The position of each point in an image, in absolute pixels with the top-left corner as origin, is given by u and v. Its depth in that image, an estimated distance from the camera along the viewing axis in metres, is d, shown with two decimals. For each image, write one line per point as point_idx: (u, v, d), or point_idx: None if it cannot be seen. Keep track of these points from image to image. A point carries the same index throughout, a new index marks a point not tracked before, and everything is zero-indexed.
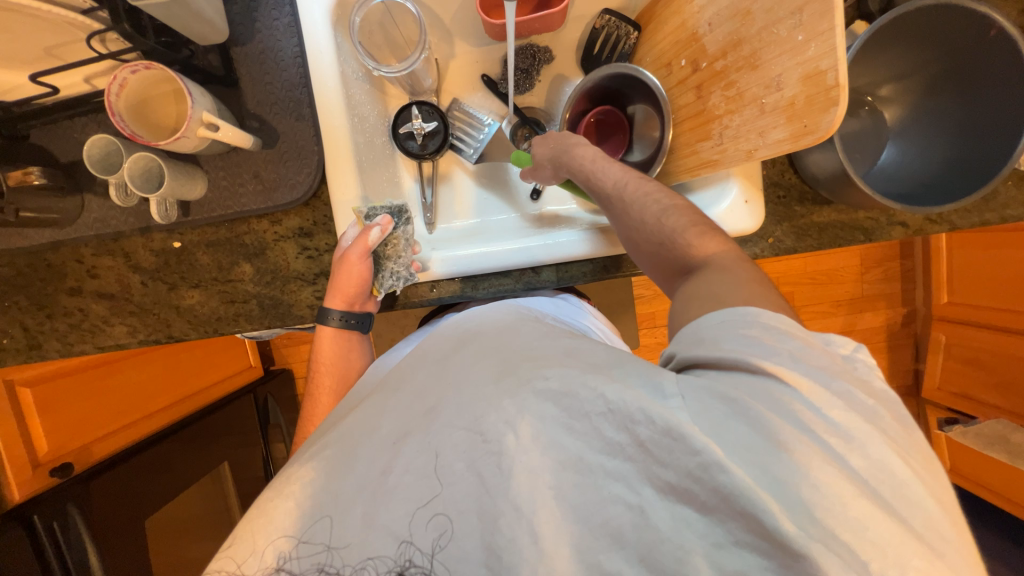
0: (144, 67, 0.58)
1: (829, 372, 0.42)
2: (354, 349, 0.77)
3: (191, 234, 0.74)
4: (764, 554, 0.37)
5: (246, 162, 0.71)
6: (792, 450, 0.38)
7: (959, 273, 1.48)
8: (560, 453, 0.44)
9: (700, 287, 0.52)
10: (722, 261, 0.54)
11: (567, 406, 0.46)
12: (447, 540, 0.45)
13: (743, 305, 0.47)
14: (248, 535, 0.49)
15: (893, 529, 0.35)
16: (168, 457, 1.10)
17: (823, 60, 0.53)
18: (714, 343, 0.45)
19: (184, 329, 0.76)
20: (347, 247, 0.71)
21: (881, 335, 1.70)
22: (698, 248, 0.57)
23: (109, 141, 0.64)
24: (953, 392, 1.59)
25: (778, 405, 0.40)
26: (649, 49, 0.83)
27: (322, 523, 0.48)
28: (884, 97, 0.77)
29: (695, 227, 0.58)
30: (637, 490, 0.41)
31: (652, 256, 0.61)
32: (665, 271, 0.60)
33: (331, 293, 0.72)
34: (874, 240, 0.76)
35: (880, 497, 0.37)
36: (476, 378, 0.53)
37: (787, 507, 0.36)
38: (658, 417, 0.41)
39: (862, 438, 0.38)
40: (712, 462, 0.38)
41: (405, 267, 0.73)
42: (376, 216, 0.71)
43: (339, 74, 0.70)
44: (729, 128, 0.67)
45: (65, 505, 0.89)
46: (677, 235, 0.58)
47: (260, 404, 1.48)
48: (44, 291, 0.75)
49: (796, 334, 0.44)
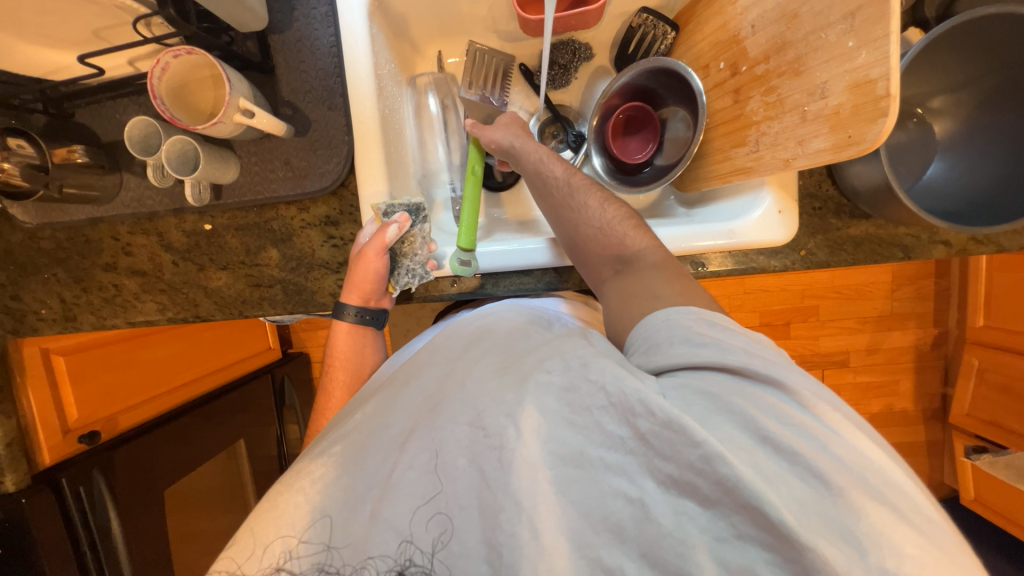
0: (186, 51, 0.59)
1: (780, 364, 0.45)
2: (368, 344, 0.78)
3: (222, 217, 0.75)
4: (767, 547, 0.37)
5: (278, 149, 0.72)
6: (779, 442, 0.39)
7: (999, 297, 1.42)
8: (560, 447, 0.44)
9: (636, 286, 0.57)
10: (648, 255, 0.60)
11: (569, 400, 0.45)
12: (448, 538, 0.45)
13: (682, 302, 0.52)
14: (257, 530, 0.50)
15: (886, 518, 0.36)
16: (186, 429, 1.14)
17: (873, 68, 0.51)
18: (669, 348, 0.47)
19: (211, 310, 0.77)
20: (365, 243, 0.72)
21: (908, 356, 1.64)
22: (631, 240, 0.62)
23: (149, 123, 0.66)
24: (983, 419, 1.52)
25: (753, 398, 0.42)
26: (686, 50, 0.81)
27: (322, 523, 0.49)
28: (934, 109, 0.73)
29: (630, 222, 0.64)
30: (638, 483, 0.41)
31: (588, 242, 0.65)
32: (599, 261, 0.64)
33: (348, 290, 0.73)
34: (914, 258, 0.72)
35: (869, 485, 0.38)
36: (479, 372, 0.53)
37: (784, 498, 0.37)
38: (657, 408, 0.41)
39: (833, 424, 0.41)
40: (713, 454, 0.38)
41: (421, 265, 0.73)
42: (394, 213, 0.71)
43: (372, 63, 0.70)
44: (767, 135, 0.65)
45: (90, 472, 0.93)
46: (615, 225, 0.63)
47: (277, 384, 1.53)
48: (82, 266, 0.78)
49: (736, 328, 0.48)
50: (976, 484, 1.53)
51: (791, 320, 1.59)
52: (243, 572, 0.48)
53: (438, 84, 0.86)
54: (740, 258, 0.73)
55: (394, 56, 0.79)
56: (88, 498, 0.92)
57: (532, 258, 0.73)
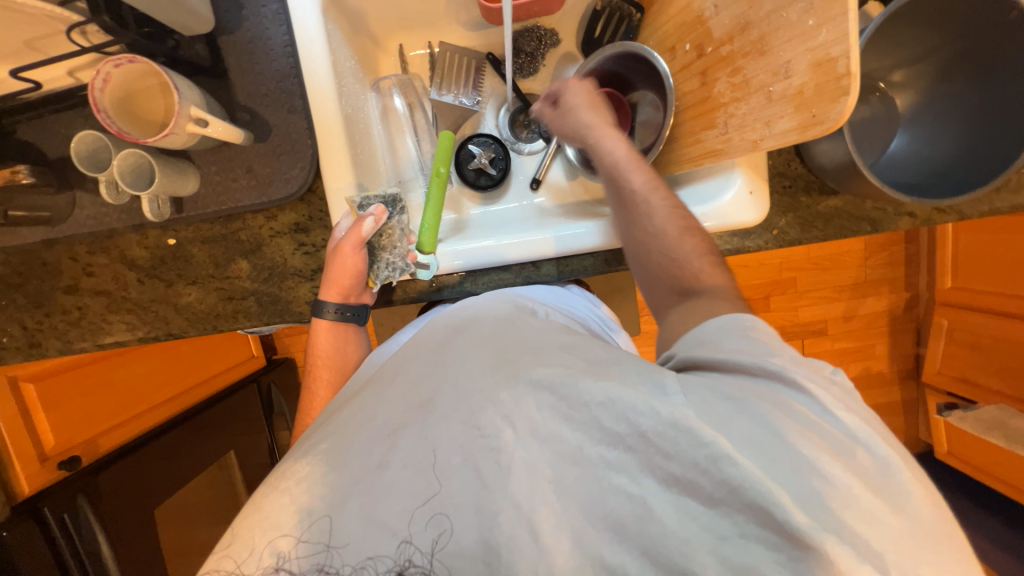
0: (128, 60, 0.56)
1: (824, 375, 0.44)
2: (352, 340, 0.76)
3: (186, 231, 0.73)
4: (772, 545, 0.38)
5: (238, 156, 0.70)
6: (801, 445, 0.39)
7: (964, 258, 1.47)
8: (559, 446, 0.45)
9: (697, 309, 0.55)
10: (719, 288, 0.58)
11: (564, 395, 0.46)
12: (447, 539, 0.45)
13: (743, 316, 0.50)
14: (245, 530, 0.48)
15: (902, 525, 0.37)
16: (176, 444, 1.13)
17: (834, 46, 0.51)
18: (717, 345, 0.48)
19: (183, 326, 0.75)
20: (340, 238, 0.70)
21: (883, 320, 1.69)
22: (705, 277, 0.60)
23: (97, 138, 0.63)
24: (953, 376, 1.59)
25: (783, 405, 0.42)
26: (652, 31, 0.80)
27: (321, 522, 0.47)
28: (896, 82, 0.75)
29: (707, 256, 0.61)
30: (638, 481, 0.43)
31: (643, 251, 0.64)
32: (661, 287, 0.62)
33: (326, 286, 0.71)
34: (881, 231, 0.74)
35: (888, 495, 0.38)
36: (470, 366, 0.53)
37: (796, 497, 0.38)
38: (665, 412, 0.42)
39: (862, 432, 0.41)
40: (720, 454, 0.40)
41: (400, 258, 0.73)
42: (370, 206, 0.69)
43: (331, 61, 0.67)
44: (735, 117, 0.65)
45: (75, 496, 0.91)
46: (691, 258, 0.61)
47: (265, 394, 1.49)
48: (41, 290, 0.74)
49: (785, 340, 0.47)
50: (949, 438, 1.60)
51: (771, 293, 1.63)
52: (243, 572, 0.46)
53: (403, 82, 0.84)
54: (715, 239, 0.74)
55: (354, 52, 0.76)
56: (75, 524, 0.90)
57: (519, 249, 0.72)
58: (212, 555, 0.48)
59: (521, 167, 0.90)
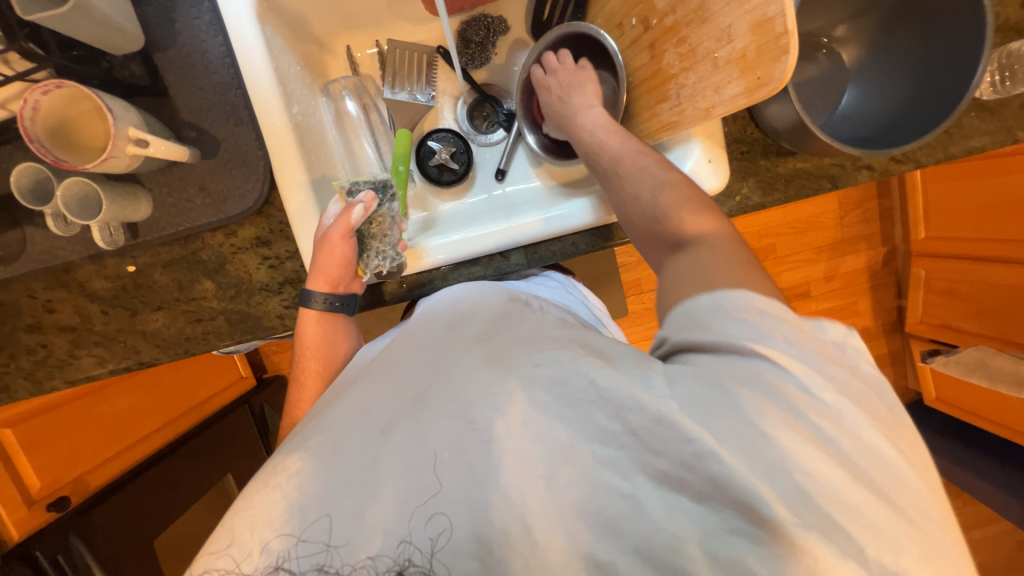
0: (57, 84, 0.55)
1: (822, 356, 0.41)
2: (341, 334, 0.72)
3: (144, 256, 0.71)
4: (757, 539, 0.37)
5: (189, 175, 0.68)
6: (784, 436, 0.38)
7: (935, 207, 1.49)
8: (551, 443, 0.43)
9: (691, 266, 0.50)
10: (714, 238, 0.52)
11: (558, 393, 0.45)
12: (449, 537, 0.43)
13: (735, 289, 0.45)
14: (239, 528, 0.46)
15: (886, 514, 0.36)
16: (169, 474, 1.12)
17: (771, 6, 0.51)
18: (706, 326, 0.44)
19: (154, 354, 0.74)
20: (328, 225, 0.67)
21: (863, 276, 1.72)
22: (690, 225, 0.55)
23: (38, 169, 0.61)
24: (935, 323, 1.62)
25: (772, 393, 0.39)
26: (599, 9, 0.79)
27: (321, 521, 0.45)
28: (839, 38, 0.75)
29: (693, 205, 0.56)
30: (629, 478, 0.41)
31: (642, 228, 0.60)
32: (652, 247, 0.59)
33: (314, 274, 0.68)
34: (841, 186, 0.74)
35: (874, 484, 0.37)
36: (464, 362, 0.52)
37: (778, 491, 0.37)
38: (650, 407, 0.41)
39: (851, 419, 0.39)
40: (705, 451, 0.38)
41: (392, 246, 0.71)
42: (359, 192, 0.68)
43: (272, 68, 0.66)
44: (685, 87, 0.65)
45: (67, 537, 0.89)
46: (671, 211, 0.57)
47: (257, 414, 1.47)
48: (2, 331, 0.72)
49: (786, 316, 0.43)
50: (935, 384, 1.64)
51: None
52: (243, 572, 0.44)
53: (353, 82, 0.82)
54: None
55: (299, 58, 0.75)
56: (71, 564, 0.89)
57: (507, 237, 0.72)
58: (205, 554, 0.46)
59: (484, 159, 0.89)
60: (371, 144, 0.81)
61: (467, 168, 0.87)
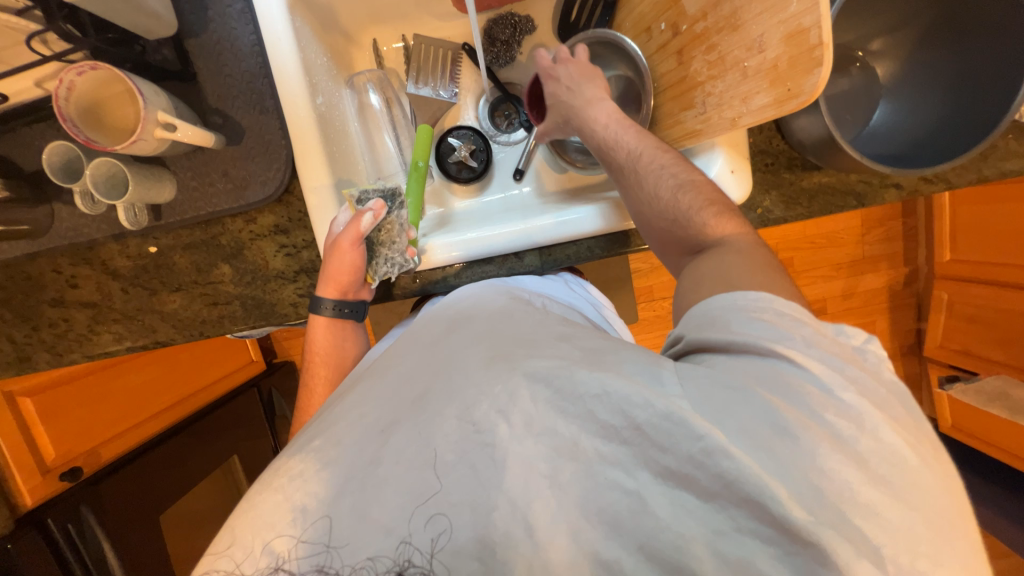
0: (90, 67, 0.56)
1: (841, 358, 0.41)
2: (348, 338, 0.74)
3: (166, 237, 0.72)
4: (769, 540, 0.36)
5: (213, 161, 0.69)
6: (801, 435, 0.37)
7: (962, 229, 1.45)
8: (554, 440, 0.43)
9: (713, 267, 0.52)
10: (737, 243, 0.54)
11: (558, 387, 0.44)
12: (449, 537, 0.43)
13: (755, 290, 0.47)
14: (242, 530, 0.46)
15: (906, 520, 0.35)
16: (180, 452, 1.14)
17: (806, 16, 0.49)
18: (723, 325, 0.45)
19: (171, 334, 0.75)
20: (339, 233, 0.68)
21: (882, 296, 1.68)
22: (711, 230, 0.57)
23: (69, 148, 0.63)
24: (955, 349, 1.57)
25: (789, 392, 0.39)
26: (628, 12, 0.79)
27: (321, 522, 0.45)
28: (875, 51, 0.73)
29: (712, 208, 0.58)
30: (633, 475, 0.40)
31: (663, 233, 0.61)
32: (672, 251, 0.61)
33: (324, 282, 0.69)
34: (867, 205, 0.73)
35: (893, 488, 0.36)
36: (466, 359, 0.52)
37: (793, 491, 0.36)
38: (657, 403, 0.40)
39: (873, 421, 0.38)
40: (715, 447, 0.38)
41: (400, 253, 0.71)
42: (369, 201, 0.69)
43: (300, 59, 0.66)
44: (712, 95, 0.64)
45: (78, 507, 0.92)
46: (692, 214, 0.58)
47: (266, 399, 1.49)
48: (27, 303, 0.74)
49: (807, 321, 0.44)
50: (951, 411, 1.58)
51: None
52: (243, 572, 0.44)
53: (377, 76, 0.82)
54: None
55: (325, 49, 0.76)
56: (80, 534, 0.92)
57: (515, 240, 0.72)
58: (210, 554, 0.46)
59: (503, 159, 0.89)
60: (393, 140, 0.82)
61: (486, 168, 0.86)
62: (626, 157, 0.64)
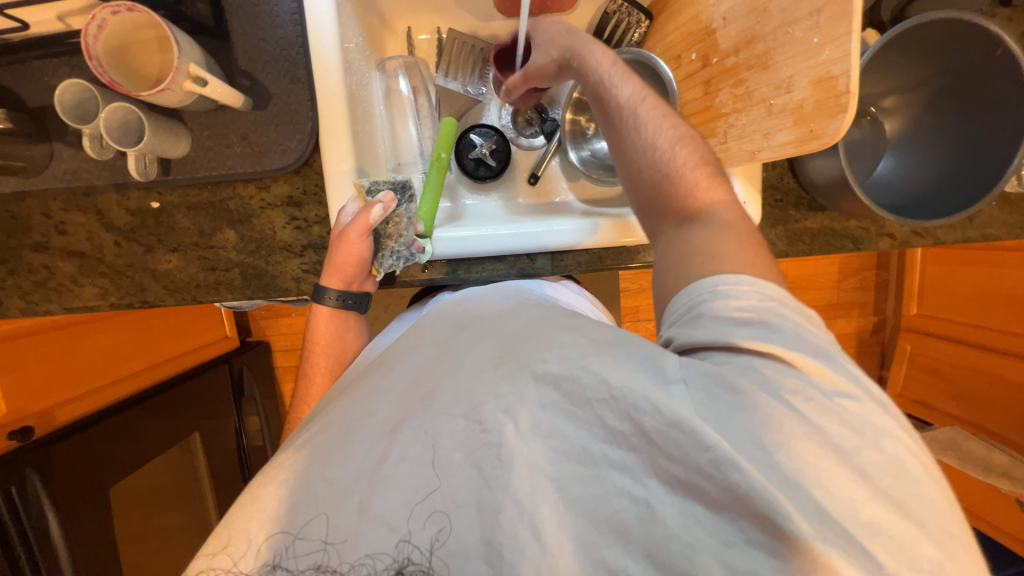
0: (126, 8, 0.54)
1: (830, 354, 0.44)
2: (351, 330, 0.72)
3: (171, 195, 0.70)
4: (773, 552, 0.36)
5: (234, 122, 0.67)
6: (803, 450, 0.38)
7: (930, 286, 1.55)
8: (561, 444, 0.43)
9: (696, 243, 0.54)
10: (720, 216, 0.56)
11: (567, 391, 0.44)
12: (446, 536, 0.43)
13: (732, 273, 0.49)
14: (238, 528, 0.45)
15: (906, 531, 0.36)
16: (136, 424, 1.07)
17: (836, 65, 0.53)
18: (711, 324, 0.46)
19: (160, 295, 0.72)
20: (347, 224, 0.68)
21: (851, 342, 1.76)
22: (704, 193, 0.58)
23: (85, 88, 0.60)
24: (912, 399, 1.66)
25: (786, 397, 0.41)
26: (660, 38, 0.82)
27: (317, 520, 0.44)
28: (886, 108, 0.78)
29: (704, 171, 0.59)
30: (642, 482, 0.41)
31: (645, 198, 0.62)
32: (660, 211, 0.60)
33: (329, 271, 0.69)
34: (863, 249, 0.77)
35: (891, 499, 0.37)
36: (471, 357, 0.52)
37: (799, 506, 0.37)
38: (664, 409, 0.40)
39: (872, 430, 0.39)
40: (724, 460, 0.38)
41: (406, 246, 0.71)
42: (379, 192, 0.68)
43: (338, 34, 0.66)
44: (734, 127, 0.68)
45: (25, 470, 0.85)
46: (688, 171, 0.59)
47: (235, 374, 1.43)
48: (7, 245, 0.70)
49: (792, 310, 0.46)
50: None
51: None
52: (239, 571, 0.43)
53: (407, 63, 0.82)
54: None
55: (361, 29, 0.75)
56: (24, 499, 0.85)
57: (520, 241, 0.73)
58: (204, 556, 0.44)
59: (521, 161, 0.90)
60: (416, 128, 0.82)
61: (503, 167, 0.87)
62: (613, 110, 0.63)
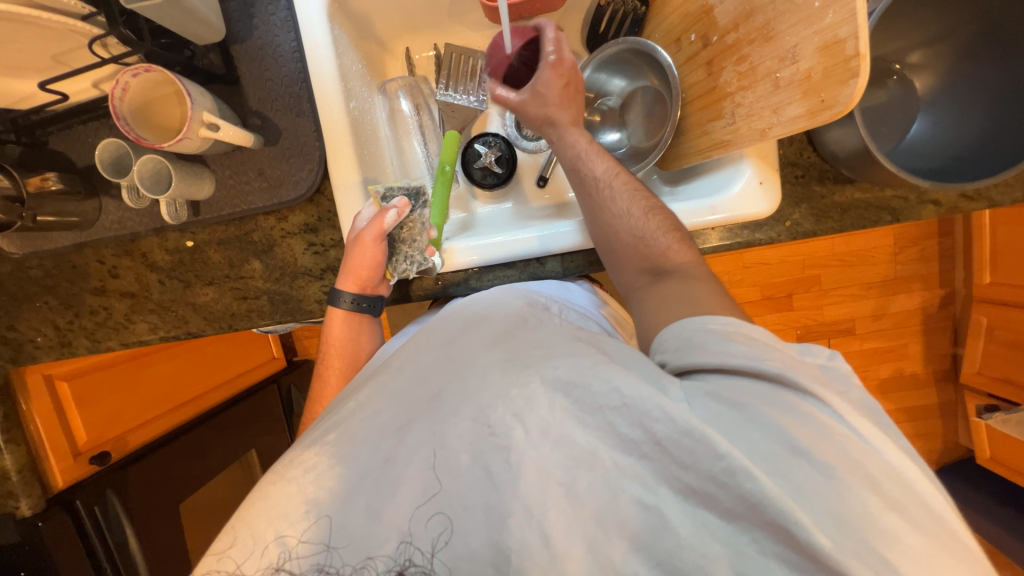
0: (144, 70, 0.59)
1: (816, 379, 0.43)
2: (364, 332, 0.74)
3: (202, 233, 0.76)
4: (794, 567, 0.37)
5: (250, 160, 0.72)
6: (812, 458, 0.38)
7: (1004, 250, 1.38)
8: (572, 449, 0.43)
9: (674, 297, 0.54)
10: (692, 272, 0.57)
11: (579, 398, 0.44)
12: (449, 536, 0.44)
13: (720, 313, 0.50)
14: (244, 525, 0.46)
15: (920, 541, 0.36)
16: (201, 443, 1.17)
17: (842, 27, 0.49)
18: (704, 348, 0.46)
19: (201, 326, 0.78)
20: (362, 228, 0.69)
21: (916, 319, 1.60)
22: (673, 253, 0.59)
23: (119, 145, 0.66)
24: (994, 377, 1.49)
25: (791, 409, 0.41)
26: (658, 24, 0.79)
27: (322, 522, 0.45)
28: (913, 64, 0.72)
29: (672, 233, 0.60)
30: (653, 490, 0.40)
31: (616, 258, 0.63)
32: (631, 267, 0.61)
33: (345, 275, 0.71)
34: (904, 220, 0.71)
35: (903, 509, 0.37)
36: (481, 363, 0.51)
37: (812, 515, 0.36)
38: (677, 417, 0.40)
39: (871, 444, 0.39)
40: (738, 468, 0.37)
41: (419, 251, 0.72)
42: (393, 199, 0.69)
43: (337, 65, 0.69)
44: (742, 106, 0.64)
45: (104, 490, 0.94)
46: (654, 236, 0.60)
47: (285, 394, 1.53)
48: (71, 292, 0.78)
49: (777, 346, 0.45)
50: (990, 443, 1.50)
51: (793, 291, 1.56)
52: (243, 572, 0.44)
53: (411, 87, 0.86)
54: (725, 233, 0.72)
55: (361, 56, 0.78)
56: (104, 517, 0.94)
57: (528, 247, 0.72)
58: (211, 555, 0.46)
59: (527, 164, 0.90)
60: (422, 147, 0.85)
61: (508, 175, 0.87)
62: (583, 180, 0.67)
